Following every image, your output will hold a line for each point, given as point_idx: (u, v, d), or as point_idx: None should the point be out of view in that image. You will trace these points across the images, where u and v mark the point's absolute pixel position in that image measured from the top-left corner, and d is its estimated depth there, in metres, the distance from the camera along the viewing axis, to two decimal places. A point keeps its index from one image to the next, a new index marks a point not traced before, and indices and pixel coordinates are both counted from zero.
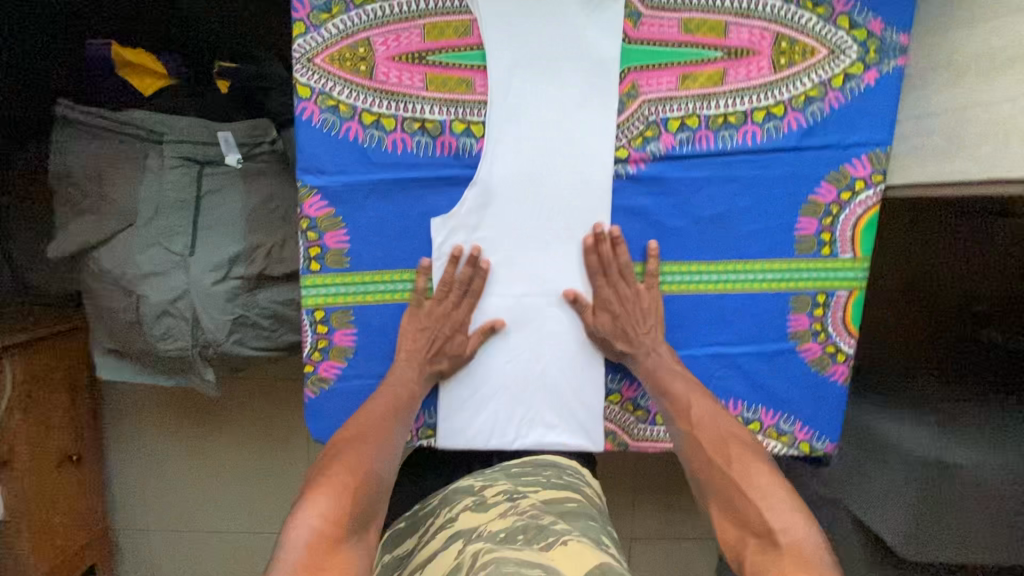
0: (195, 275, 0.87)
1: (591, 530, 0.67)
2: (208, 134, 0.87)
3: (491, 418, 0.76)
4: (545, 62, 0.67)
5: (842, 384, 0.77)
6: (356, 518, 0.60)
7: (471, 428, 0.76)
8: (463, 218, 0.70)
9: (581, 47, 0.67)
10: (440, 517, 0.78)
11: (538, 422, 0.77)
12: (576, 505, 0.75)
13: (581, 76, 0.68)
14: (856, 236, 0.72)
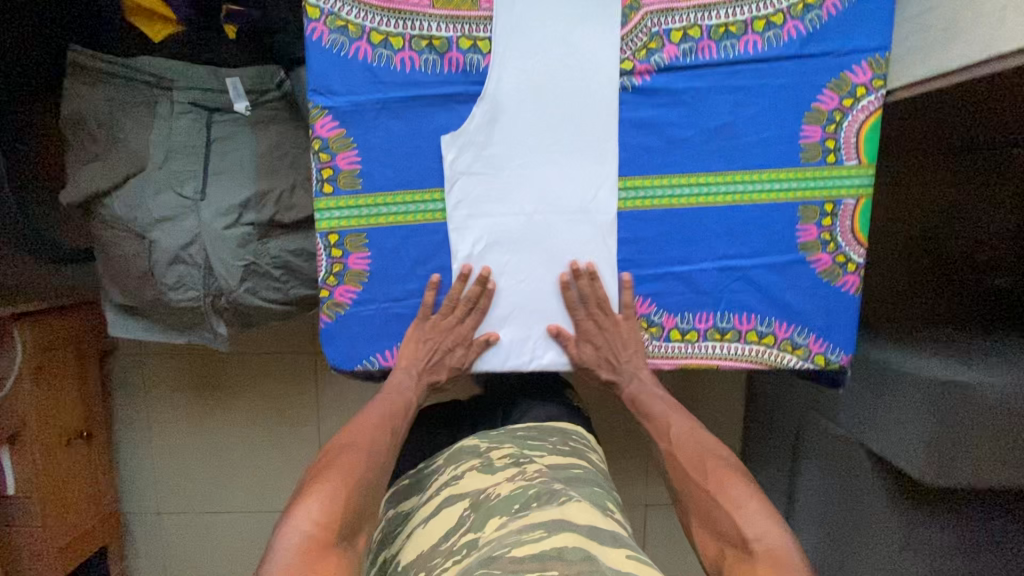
0: (206, 218, 0.88)
1: (594, 497, 0.76)
2: (217, 81, 0.89)
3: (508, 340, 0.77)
4: None
5: (853, 294, 0.78)
6: (346, 524, 0.63)
7: (488, 350, 0.77)
8: (472, 135, 0.71)
9: None
10: (448, 477, 0.85)
11: (553, 342, 0.77)
12: (581, 472, 0.83)
13: None
14: (860, 141, 0.74)
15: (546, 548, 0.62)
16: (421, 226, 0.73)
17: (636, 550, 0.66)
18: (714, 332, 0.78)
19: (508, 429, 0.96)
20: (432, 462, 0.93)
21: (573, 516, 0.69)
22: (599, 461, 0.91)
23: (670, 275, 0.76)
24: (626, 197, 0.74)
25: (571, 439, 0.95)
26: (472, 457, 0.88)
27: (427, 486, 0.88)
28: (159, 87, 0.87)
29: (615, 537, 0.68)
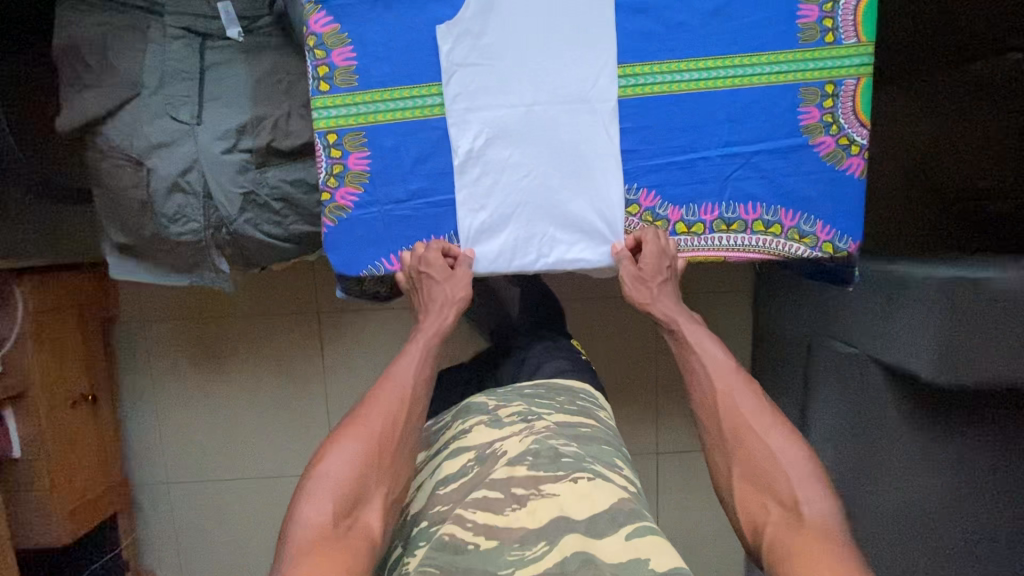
0: (204, 142, 0.87)
1: (600, 457, 0.76)
2: (208, 7, 0.89)
3: (511, 242, 0.75)
4: None
5: (859, 179, 0.77)
6: (348, 502, 0.67)
7: (492, 252, 0.75)
8: (467, 25, 0.71)
9: None
10: (456, 430, 0.83)
11: (558, 241, 0.76)
12: (590, 431, 0.82)
13: None
14: (858, 18, 0.73)
15: (551, 564, 0.63)
16: (420, 123, 0.73)
17: (641, 521, 0.67)
18: (720, 223, 0.77)
19: (515, 388, 0.93)
20: (440, 422, 0.90)
21: (573, 498, 0.69)
22: (609, 421, 0.89)
23: (672, 164, 0.75)
24: (624, 84, 0.73)
25: (580, 397, 0.92)
26: (481, 411, 0.85)
27: (435, 440, 0.86)
28: (151, 12, 0.88)
29: (621, 508, 0.68)
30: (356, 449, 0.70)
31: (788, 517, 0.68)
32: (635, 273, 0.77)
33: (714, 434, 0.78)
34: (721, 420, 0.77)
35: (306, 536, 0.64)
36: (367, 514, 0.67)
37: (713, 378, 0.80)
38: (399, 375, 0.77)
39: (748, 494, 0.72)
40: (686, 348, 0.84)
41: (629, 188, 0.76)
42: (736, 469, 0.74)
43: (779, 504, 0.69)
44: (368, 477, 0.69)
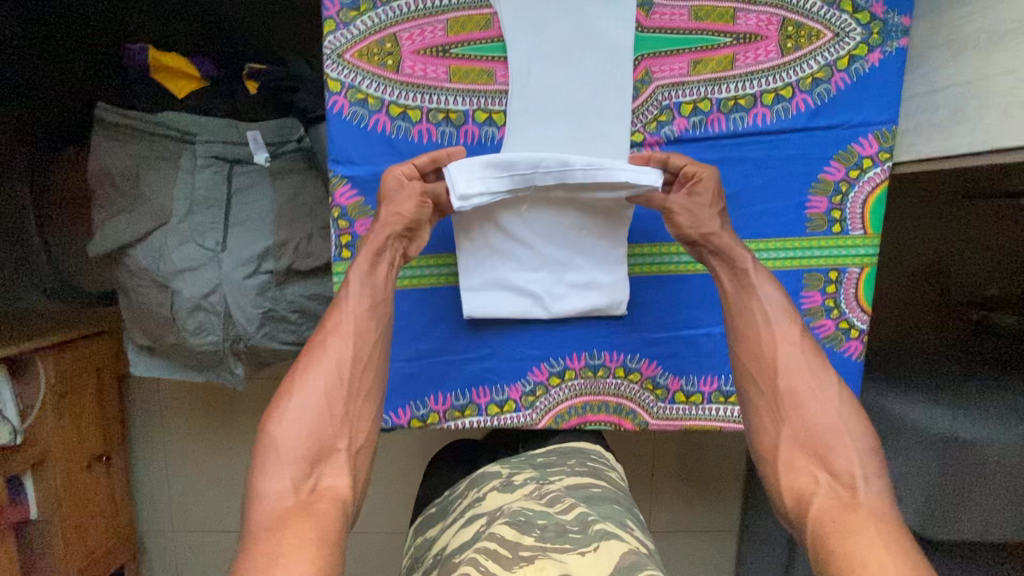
0: (227, 269, 0.90)
1: (613, 515, 0.73)
2: (237, 134, 0.90)
3: (521, 250, 0.75)
4: (564, 53, 0.69)
5: (857, 359, 0.79)
6: (306, 461, 0.60)
7: (498, 254, 0.75)
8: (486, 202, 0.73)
9: (594, 39, 0.69)
10: (470, 498, 0.83)
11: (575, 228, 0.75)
12: (601, 491, 0.80)
13: (598, 67, 0.70)
14: (865, 212, 0.75)
15: None
16: (435, 290, 0.76)
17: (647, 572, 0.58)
18: (719, 395, 0.79)
19: (528, 455, 0.93)
20: (456, 490, 0.92)
21: (582, 566, 0.59)
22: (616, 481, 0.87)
23: (675, 337, 0.78)
24: (632, 262, 0.76)
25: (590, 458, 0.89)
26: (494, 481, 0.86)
27: (455, 510, 0.85)
28: (182, 142, 0.89)
29: (622, 561, 0.60)
30: (313, 406, 0.63)
31: (838, 493, 0.60)
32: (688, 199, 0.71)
33: (766, 394, 0.68)
34: (777, 376, 0.68)
35: (270, 513, 0.56)
36: (331, 473, 0.61)
37: (774, 335, 0.69)
38: (337, 323, 0.68)
39: (796, 460, 0.64)
40: (745, 288, 0.71)
41: (631, 357, 0.78)
42: (787, 432, 0.66)
43: (830, 476, 0.61)
44: (324, 430, 0.63)
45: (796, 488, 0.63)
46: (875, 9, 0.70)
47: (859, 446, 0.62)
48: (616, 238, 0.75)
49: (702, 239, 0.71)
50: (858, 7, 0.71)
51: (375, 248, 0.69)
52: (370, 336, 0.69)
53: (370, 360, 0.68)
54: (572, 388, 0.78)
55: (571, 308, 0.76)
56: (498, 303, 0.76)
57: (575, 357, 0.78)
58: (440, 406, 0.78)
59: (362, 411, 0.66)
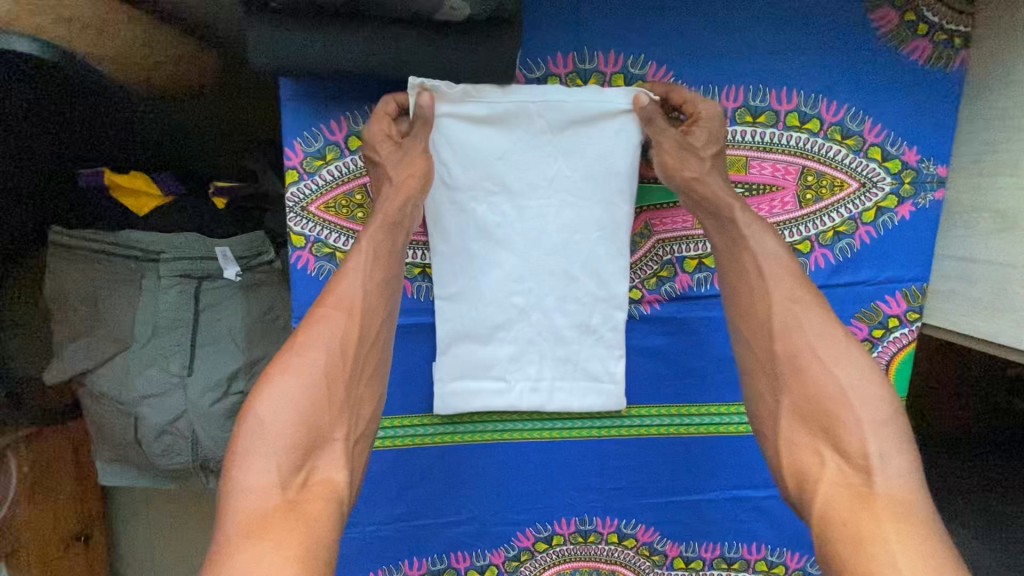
0: (194, 395, 0.84)
1: None
2: (204, 249, 0.83)
3: (504, 256, 0.63)
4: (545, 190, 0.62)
5: None
6: (298, 451, 0.49)
7: (478, 260, 0.63)
8: (466, 357, 0.66)
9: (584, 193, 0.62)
10: None
11: (570, 228, 0.63)
12: None
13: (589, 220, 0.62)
14: (889, 376, 0.67)
15: None
16: (407, 451, 0.69)
17: None
18: (720, 561, 0.72)
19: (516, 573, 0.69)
20: None
21: None
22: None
23: (674, 502, 0.71)
24: (628, 424, 0.69)
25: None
26: None
27: None
28: (145, 260, 0.82)
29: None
30: (307, 390, 0.51)
31: (849, 479, 0.47)
32: (683, 138, 0.59)
33: (765, 362, 0.54)
34: (773, 338, 0.54)
35: (251, 514, 0.46)
36: (325, 466, 0.51)
37: (770, 289, 0.55)
38: (340, 292, 0.55)
39: (799, 437, 0.51)
40: (737, 241, 0.57)
41: (625, 522, 0.71)
42: (788, 405, 0.52)
43: (842, 460, 0.48)
44: (321, 418, 0.51)
45: (799, 471, 0.50)
46: (908, 157, 0.63)
47: (879, 421, 0.49)
48: (620, 245, 0.63)
49: (686, 185, 0.58)
50: (888, 154, 0.63)
51: (389, 217, 0.57)
52: (376, 315, 0.57)
53: (376, 343, 0.56)
54: (560, 553, 0.72)
55: (566, 326, 0.65)
56: (479, 320, 0.65)
57: (564, 522, 0.71)
58: (415, 570, 0.72)
59: (363, 397, 0.55)
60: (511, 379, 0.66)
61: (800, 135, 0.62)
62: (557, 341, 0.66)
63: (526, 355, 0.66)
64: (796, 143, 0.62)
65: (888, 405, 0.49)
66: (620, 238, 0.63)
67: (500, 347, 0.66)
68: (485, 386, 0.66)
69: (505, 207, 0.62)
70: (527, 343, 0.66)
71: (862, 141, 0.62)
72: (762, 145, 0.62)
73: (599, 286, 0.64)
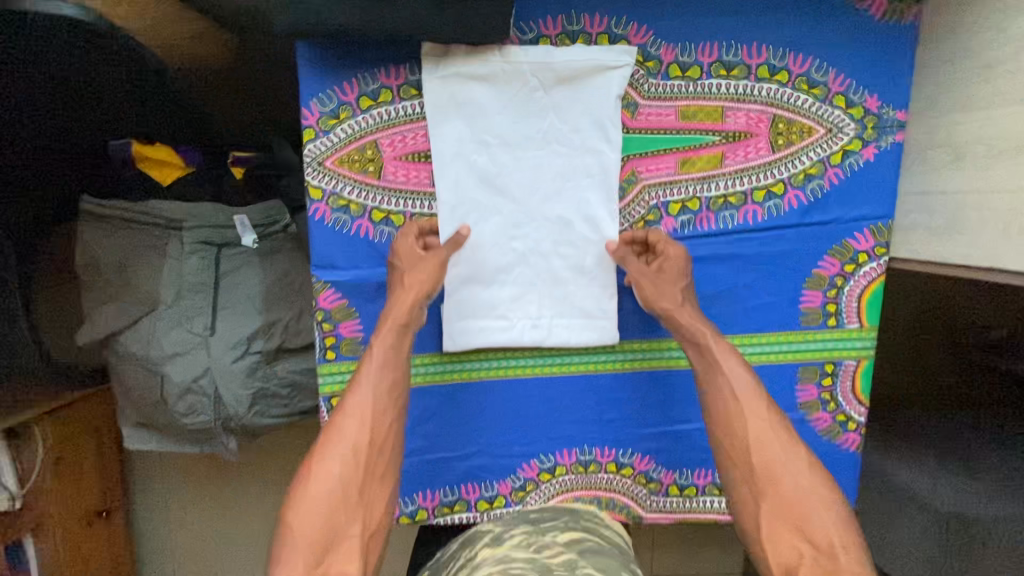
0: (216, 353, 0.90)
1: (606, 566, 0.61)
2: (224, 217, 0.90)
3: (505, 204, 0.70)
4: (541, 140, 0.69)
5: (854, 452, 0.77)
6: (319, 546, 0.57)
7: (480, 208, 0.70)
8: (472, 297, 0.72)
9: (576, 142, 0.69)
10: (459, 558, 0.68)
11: (563, 175, 0.70)
12: (596, 544, 0.66)
13: (582, 167, 0.70)
14: (861, 307, 0.73)
15: None
16: (420, 390, 0.75)
17: None
18: (712, 487, 0.78)
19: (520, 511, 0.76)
20: (447, 547, 0.75)
21: None
22: (619, 536, 0.71)
23: (667, 432, 0.77)
24: (622, 359, 0.75)
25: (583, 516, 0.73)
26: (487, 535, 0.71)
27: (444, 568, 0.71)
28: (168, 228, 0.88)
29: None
30: (327, 494, 0.59)
31: (822, 562, 0.56)
32: (654, 274, 0.69)
33: (744, 473, 0.63)
34: (750, 452, 0.63)
35: None
36: (341, 558, 0.57)
37: (744, 410, 0.64)
38: (354, 403, 0.64)
39: (779, 532, 0.59)
40: (712, 367, 0.67)
41: (621, 451, 0.77)
42: (766, 509, 0.60)
43: (812, 546, 0.57)
44: (337, 518, 0.59)
45: (783, 563, 0.58)
46: (870, 103, 0.69)
47: (836, 514, 0.58)
48: (610, 189, 0.70)
49: (665, 315, 0.68)
50: (852, 101, 0.69)
51: (399, 319, 0.66)
52: (386, 416, 0.65)
53: (385, 445, 0.64)
54: (563, 483, 0.77)
55: (562, 269, 0.72)
56: (483, 264, 0.71)
57: (565, 453, 0.77)
58: (428, 502, 0.77)
59: (375, 497, 0.62)
60: (513, 318, 0.73)
61: (770, 86, 0.68)
62: (555, 280, 0.72)
63: (526, 296, 0.72)
64: (767, 93, 0.69)
65: (839, 502, 0.59)
66: (610, 182, 0.70)
67: (502, 288, 0.72)
68: (490, 325, 0.72)
69: (504, 159, 0.69)
70: (527, 284, 0.72)
71: (827, 91, 0.68)
72: (736, 97, 0.69)
73: (592, 228, 0.71)
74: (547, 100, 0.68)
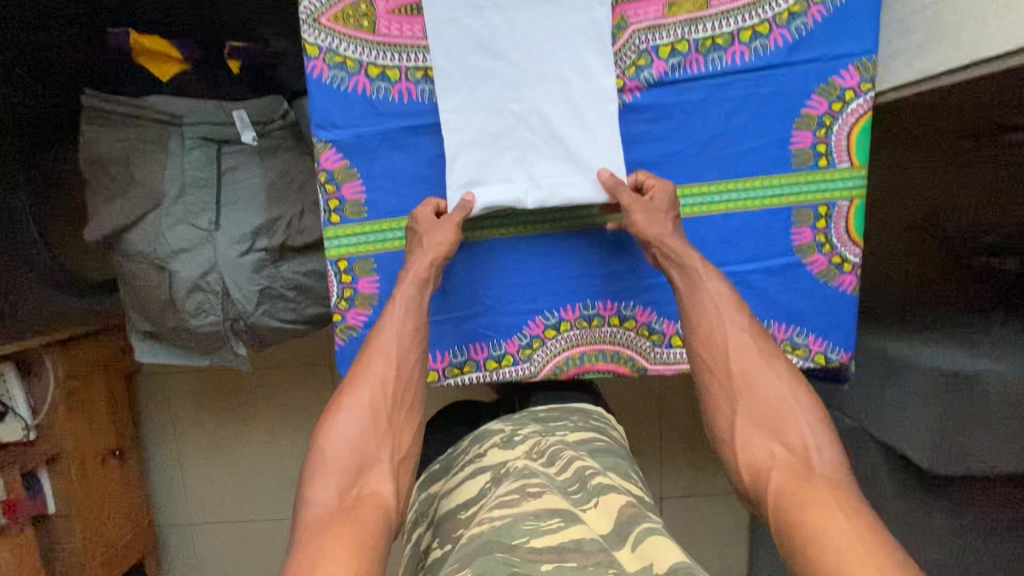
0: (222, 248, 0.91)
1: (616, 468, 0.68)
2: (223, 114, 0.91)
3: (501, 66, 0.71)
4: (533, 1, 0.70)
5: (851, 294, 0.79)
6: (353, 468, 0.59)
7: (476, 73, 0.71)
8: (472, 155, 0.72)
9: (568, 2, 0.71)
10: (471, 454, 0.75)
11: (557, 34, 0.71)
12: (604, 446, 0.73)
13: (575, 27, 0.71)
14: (851, 143, 0.75)
15: (568, 540, 0.52)
16: None
17: (642, 524, 0.56)
18: None
19: (528, 411, 0.84)
20: (457, 445, 0.81)
21: (593, 512, 0.59)
22: (622, 440, 0.80)
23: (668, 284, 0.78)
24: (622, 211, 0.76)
25: (593, 419, 0.82)
26: (496, 434, 0.77)
27: (453, 465, 0.77)
28: (170, 124, 0.90)
29: (620, 518, 0.58)
30: (359, 422, 0.62)
31: (795, 465, 0.58)
32: (646, 205, 0.71)
33: (720, 378, 0.67)
34: (729, 359, 0.66)
35: (318, 518, 0.55)
36: (374, 481, 0.59)
37: (722, 319, 0.68)
38: (382, 343, 0.68)
39: (752, 438, 0.62)
40: (695, 284, 0.70)
41: (623, 304, 0.79)
42: (742, 412, 0.64)
43: (786, 450, 0.60)
44: (369, 443, 0.61)
45: (752, 464, 0.61)
46: None
47: (811, 420, 0.61)
48: (604, 46, 0.71)
49: (655, 241, 0.71)
50: None
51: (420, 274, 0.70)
52: (411, 359, 0.68)
53: (412, 382, 0.67)
54: (569, 339, 0.79)
55: (562, 128, 0.72)
56: (482, 129, 0.72)
57: (569, 308, 0.79)
58: (439, 364, 0.79)
59: (403, 426, 0.65)
60: (517, 179, 0.73)
61: None
62: (555, 139, 0.72)
63: (528, 159, 0.73)
64: None
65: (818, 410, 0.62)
66: (603, 37, 0.71)
67: (503, 153, 0.73)
68: (491, 187, 0.73)
69: (498, 21, 0.70)
70: (527, 146, 0.73)
71: None
72: None
73: (588, 84, 0.72)
74: None
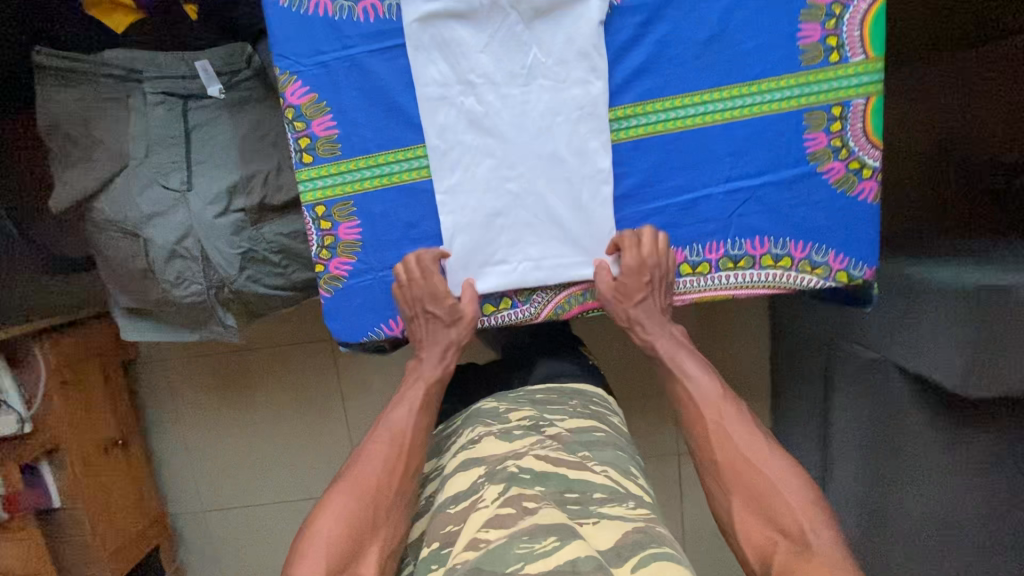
0: (196, 209, 0.86)
1: (618, 469, 0.62)
2: (186, 66, 0.86)
3: (494, 146, 0.70)
4: (525, 77, 0.68)
5: (872, 203, 0.73)
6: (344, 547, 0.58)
7: (471, 151, 0.70)
8: (457, 137, 0.69)
9: (563, 76, 0.68)
10: (462, 440, 0.68)
11: (551, 112, 0.69)
12: (604, 437, 0.67)
13: (569, 105, 0.69)
14: (864, 33, 0.68)
15: (562, 563, 0.48)
16: (405, 188, 0.71)
17: (652, 546, 0.52)
18: (726, 262, 0.73)
19: (525, 390, 0.78)
20: (450, 424, 0.77)
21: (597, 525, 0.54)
22: (624, 428, 0.74)
23: (673, 205, 0.72)
24: (616, 129, 0.70)
25: (594, 402, 0.77)
26: (489, 417, 0.70)
27: (445, 448, 0.72)
28: (129, 80, 0.85)
29: (626, 538, 0.52)
30: (353, 499, 0.61)
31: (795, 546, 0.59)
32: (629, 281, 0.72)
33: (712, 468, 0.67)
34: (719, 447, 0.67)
35: None
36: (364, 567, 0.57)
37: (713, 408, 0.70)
38: (392, 422, 0.68)
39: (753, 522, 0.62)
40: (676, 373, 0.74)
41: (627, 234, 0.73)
42: (738, 500, 0.63)
43: (784, 533, 0.60)
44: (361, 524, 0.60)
45: (758, 550, 0.61)
46: None
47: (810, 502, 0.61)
48: (600, 121, 0.69)
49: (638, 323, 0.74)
50: None
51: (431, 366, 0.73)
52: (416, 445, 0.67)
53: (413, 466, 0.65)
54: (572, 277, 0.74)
55: (558, 209, 0.72)
56: (478, 208, 0.71)
57: None
58: None
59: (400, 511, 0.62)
60: (513, 262, 0.73)
61: None
62: (551, 218, 0.72)
63: (525, 240, 0.72)
64: None
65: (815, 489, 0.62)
66: (599, 113, 0.69)
67: (499, 235, 0.72)
68: (489, 269, 0.73)
69: (490, 97, 0.69)
70: (524, 227, 0.72)
71: None
72: None
73: (585, 165, 0.70)
74: (526, 37, 0.68)
